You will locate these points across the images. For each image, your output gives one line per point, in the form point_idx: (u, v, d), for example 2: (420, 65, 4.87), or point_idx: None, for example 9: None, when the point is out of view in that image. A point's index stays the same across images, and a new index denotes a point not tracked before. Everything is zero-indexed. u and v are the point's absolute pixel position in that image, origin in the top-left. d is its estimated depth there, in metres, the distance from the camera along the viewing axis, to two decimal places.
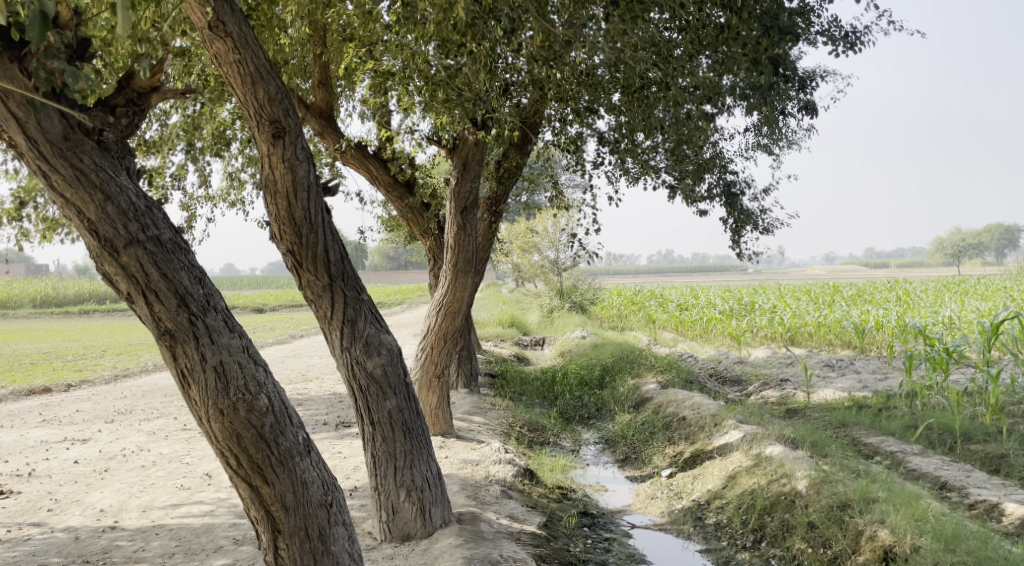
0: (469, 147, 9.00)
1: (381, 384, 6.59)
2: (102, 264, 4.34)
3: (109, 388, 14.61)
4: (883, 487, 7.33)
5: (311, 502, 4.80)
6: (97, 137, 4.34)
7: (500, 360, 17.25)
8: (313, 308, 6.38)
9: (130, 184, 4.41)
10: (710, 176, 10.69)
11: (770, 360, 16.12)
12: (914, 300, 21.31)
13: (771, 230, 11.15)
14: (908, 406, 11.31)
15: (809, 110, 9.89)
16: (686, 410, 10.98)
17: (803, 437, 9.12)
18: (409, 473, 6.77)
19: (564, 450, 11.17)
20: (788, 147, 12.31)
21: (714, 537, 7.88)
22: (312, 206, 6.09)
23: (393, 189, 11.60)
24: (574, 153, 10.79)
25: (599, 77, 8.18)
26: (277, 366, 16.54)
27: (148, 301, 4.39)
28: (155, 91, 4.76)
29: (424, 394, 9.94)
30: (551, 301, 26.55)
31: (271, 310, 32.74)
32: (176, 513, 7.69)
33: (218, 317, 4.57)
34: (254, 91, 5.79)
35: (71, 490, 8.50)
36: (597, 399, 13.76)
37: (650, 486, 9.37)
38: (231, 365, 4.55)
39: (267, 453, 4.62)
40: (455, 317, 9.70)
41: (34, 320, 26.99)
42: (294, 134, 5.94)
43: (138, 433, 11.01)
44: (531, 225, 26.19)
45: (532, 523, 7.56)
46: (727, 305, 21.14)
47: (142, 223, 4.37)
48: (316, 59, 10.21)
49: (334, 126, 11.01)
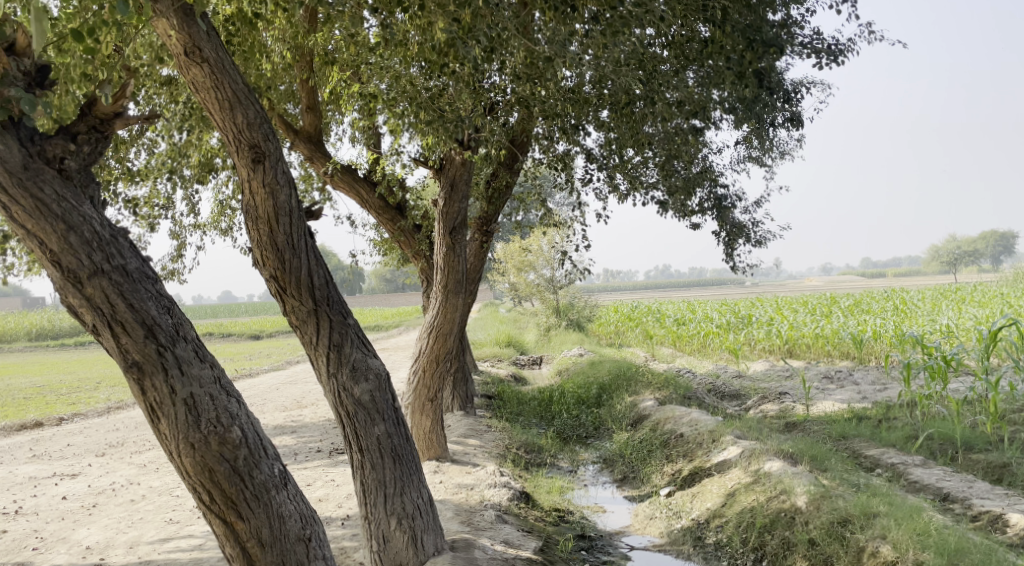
0: (456, 167, 8.97)
1: (368, 411, 6.45)
2: (66, 296, 4.24)
3: (102, 420, 14.43)
4: (884, 501, 7.19)
5: (289, 536, 4.66)
6: (58, 166, 4.29)
7: (497, 381, 17.08)
8: (297, 334, 6.25)
9: (95, 214, 4.31)
10: (700, 190, 10.62)
11: (768, 374, 15.96)
12: (911, 309, 21.21)
13: (764, 242, 11.06)
14: (908, 416, 11.19)
15: (796, 122, 9.81)
16: (684, 427, 10.84)
17: (803, 452, 8.97)
18: (400, 500, 6.64)
19: (562, 471, 11.03)
20: (780, 158, 12.26)
21: (714, 557, 7.73)
22: (294, 231, 5.98)
23: (384, 212, 11.53)
24: (564, 171, 10.75)
25: (586, 94, 8.15)
26: (273, 393, 16.38)
27: (115, 332, 4.28)
28: (119, 117, 4.65)
29: (417, 418, 9.77)
30: (548, 320, 26.45)
31: (268, 337, 32.58)
32: (164, 548, 7.53)
33: (188, 347, 4.45)
34: (232, 116, 5.69)
35: (58, 527, 8.33)
36: (595, 417, 13.59)
37: (648, 506, 9.22)
38: (202, 398, 4.43)
39: (241, 487, 4.50)
40: (447, 339, 9.56)
41: (30, 353, 26.85)
42: (274, 158, 5.85)
43: (130, 465, 10.85)
44: (525, 245, 26.13)
45: (527, 548, 7.42)
46: (725, 319, 21.01)
47: (107, 252, 4.28)
48: (303, 83, 10.15)
49: (323, 150, 10.89)
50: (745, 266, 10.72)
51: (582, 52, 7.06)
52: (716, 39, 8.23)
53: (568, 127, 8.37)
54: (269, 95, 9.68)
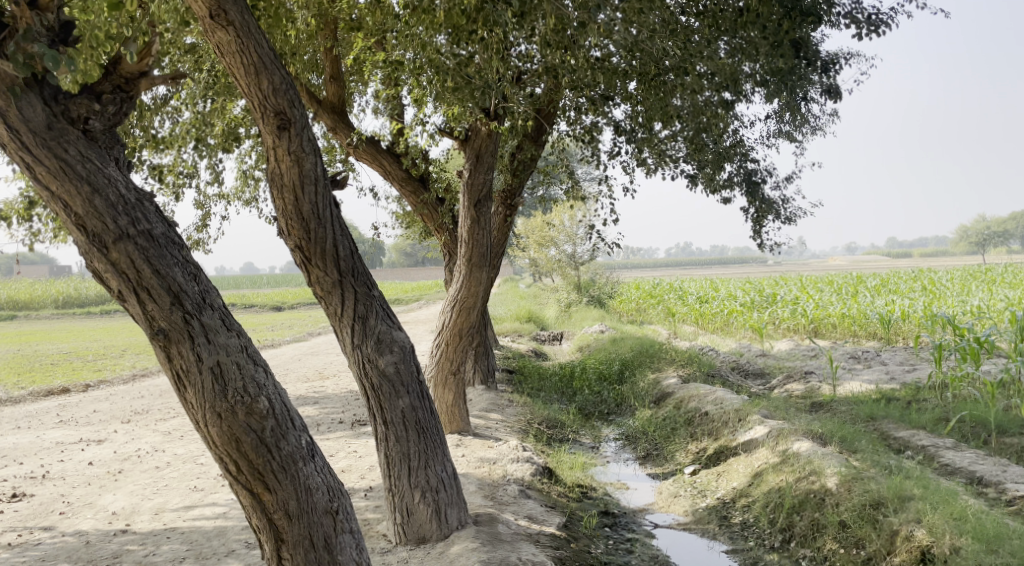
0: (482, 139, 8.80)
1: (393, 383, 6.37)
2: (92, 261, 4.16)
3: (127, 387, 14.51)
4: (918, 484, 7.04)
5: (316, 509, 4.59)
6: (82, 126, 4.19)
7: (518, 356, 17.01)
8: (322, 305, 6.16)
9: (120, 176, 4.23)
10: (730, 164, 10.42)
11: (793, 353, 15.75)
12: (939, 289, 20.93)
13: (794, 219, 10.86)
14: (939, 398, 11.03)
15: (832, 95, 9.55)
16: (708, 405, 10.70)
17: (832, 433, 8.84)
18: (424, 474, 6.57)
19: (584, 447, 10.95)
20: (812, 133, 12.00)
21: (740, 537, 7.66)
22: (319, 200, 5.87)
23: (407, 184, 11.41)
24: (590, 144, 10.58)
25: (614, 63, 7.93)
26: (294, 364, 16.41)
27: (140, 298, 4.20)
28: (144, 77, 4.50)
29: (440, 391, 9.70)
30: (569, 296, 26.39)
31: (289, 308, 32.70)
32: (188, 516, 7.53)
33: (215, 315, 4.36)
34: (258, 81, 5.56)
35: (85, 492, 8.35)
36: (617, 393, 13.47)
37: (672, 484, 9.17)
38: (229, 366, 4.34)
39: (268, 458, 4.42)
40: (471, 313, 9.44)
41: (57, 320, 27.16)
42: (300, 125, 5.73)
43: (154, 433, 10.88)
44: (547, 220, 26.16)
45: (551, 524, 7.34)
46: (749, 297, 20.79)
47: (132, 216, 4.19)
48: (328, 53, 9.98)
49: (346, 120, 10.75)
50: (774, 243, 10.54)
51: (615, 18, 6.86)
52: (752, 8, 8.00)
53: (596, 98, 8.19)
54: (293, 63, 9.54)
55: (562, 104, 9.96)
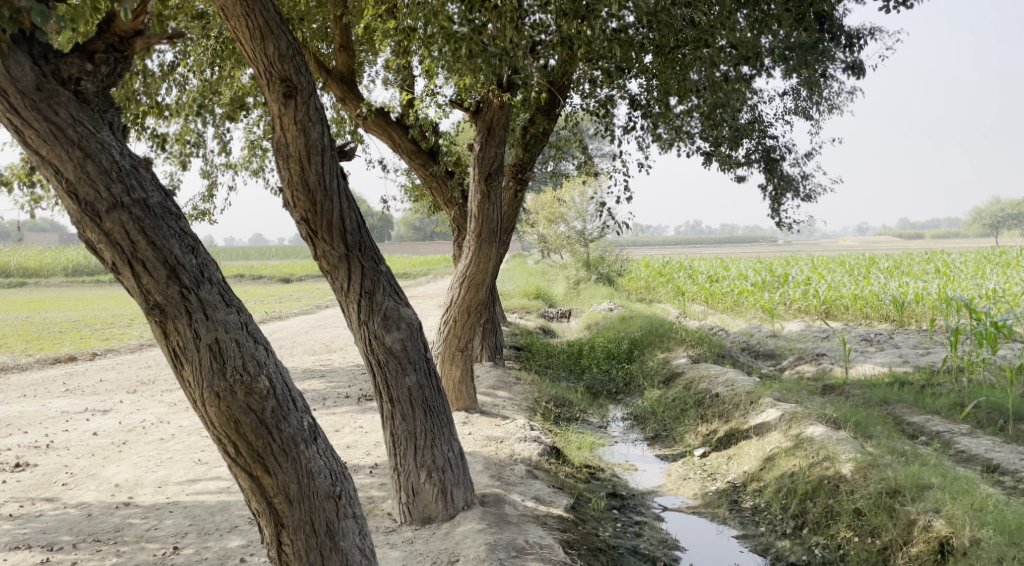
0: (494, 111, 8.54)
1: (400, 360, 6.23)
2: (85, 231, 4.01)
3: (134, 356, 14.44)
4: (936, 471, 6.89)
5: (317, 494, 4.45)
6: (74, 87, 4.02)
7: (526, 332, 16.86)
8: (328, 279, 5.99)
9: (114, 141, 4.06)
10: (748, 141, 10.20)
11: (804, 334, 15.54)
12: (953, 272, 20.68)
13: (812, 197, 10.63)
14: (953, 382, 10.86)
15: (856, 71, 9.30)
16: (719, 386, 10.52)
17: (846, 417, 8.68)
18: (430, 453, 6.43)
19: (592, 427, 10.81)
20: (829, 111, 11.74)
21: (751, 522, 7.56)
22: (325, 170, 5.67)
23: (416, 156, 11.20)
24: (604, 119, 10.35)
25: (630, 33, 7.66)
26: (301, 336, 16.31)
27: (135, 272, 4.04)
28: (139, 36, 4.34)
29: (447, 368, 9.53)
30: (578, 272, 26.25)
31: (298, 280, 32.58)
32: (192, 490, 7.41)
33: (213, 290, 4.20)
34: (263, 47, 5.36)
35: (88, 463, 8.26)
36: (626, 372, 13.32)
37: (681, 466, 9.06)
38: (228, 344, 4.19)
39: (269, 440, 4.27)
40: (480, 290, 9.26)
41: (67, 288, 27.17)
42: (307, 93, 5.54)
43: (160, 404, 10.78)
44: (558, 196, 26.01)
45: (559, 506, 7.20)
46: (760, 277, 20.56)
47: (127, 184, 4.03)
48: (337, 21, 9.72)
49: (356, 91, 10.51)
50: (791, 222, 10.32)
51: None
52: None
53: (611, 70, 7.93)
54: (302, 30, 9.28)
55: (577, 76, 9.73)
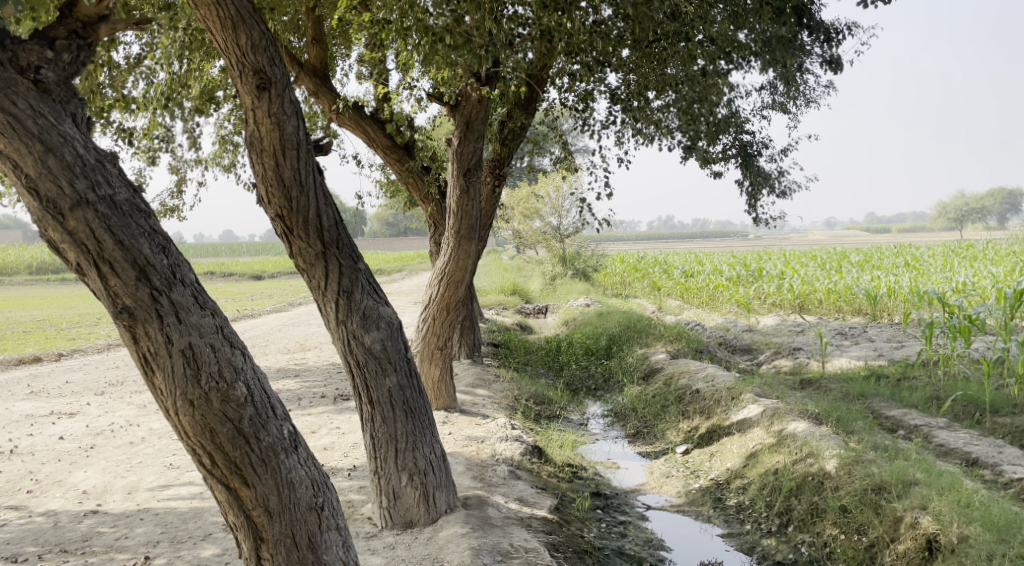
0: (473, 105, 8.34)
1: (379, 360, 6.04)
2: (46, 230, 3.79)
3: (101, 357, 14.09)
4: (921, 467, 6.83)
5: (299, 505, 4.27)
6: (34, 76, 3.82)
7: (503, 329, 16.72)
8: (305, 278, 5.79)
9: (77, 134, 3.86)
10: (724, 136, 10.12)
11: (779, 329, 15.50)
12: (923, 265, 20.82)
13: (789, 193, 10.58)
14: (928, 375, 10.86)
15: (834, 65, 9.22)
16: (699, 382, 10.43)
17: (827, 413, 8.61)
18: (412, 456, 6.25)
19: (572, 424, 10.67)
20: (805, 106, 11.68)
21: (736, 521, 7.46)
22: (302, 165, 5.47)
23: (391, 151, 11.00)
24: (583, 113, 10.20)
25: (607, 25, 7.48)
26: (275, 335, 16.02)
27: (102, 273, 3.83)
28: (103, 21, 4.23)
29: (426, 367, 9.33)
30: (554, 269, 26.19)
31: (269, 277, 32.15)
32: (163, 496, 7.18)
33: (186, 292, 4.00)
34: (235, 37, 5.14)
35: (54, 469, 7.99)
36: (605, 369, 13.22)
37: (664, 464, 8.96)
38: (202, 349, 3.99)
39: (247, 451, 4.08)
40: (459, 287, 9.09)
41: (30, 286, 26.62)
42: (281, 85, 5.33)
43: (129, 406, 10.50)
44: (533, 191, 25.88)
45: (543, 507, 7.06)
46: (734, 272, 20.52)
47: (92, 179, 3.82)
48: (309, 13, 9.47)
49: (329, 85, 10.30)
50: (768, 217, 10.27)
51: None
52: None
53: (590, 64, 7.73)
54: (273, 22, 9.01)
55: (556, 68, 9.56)
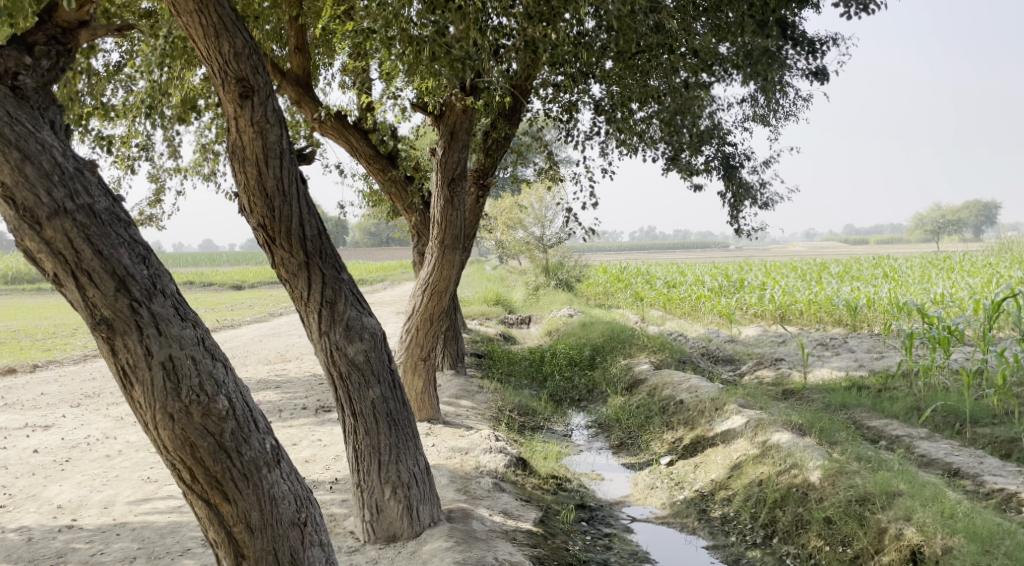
0: (456, 115, 8.31)
1: (363, 372, 5.98)
2: (23, 239, 3.72)
3: (78, 369, 13.89)
4: (904, 478, 6.83)
5: (281, 521, 4.20)
6: (11, 82, 3.79)
7: (486, 339, 16.65)
8: (287, 288, 5.72)
9: (56, 141, 3.79)
10: (707, 147, 10.14)
11: (761, 339, 15.53)
12: (902, 276, 20.96)
13: (771, 205, 10.62)
14: (909, 386, 10.89)
15: (816, 77, 9.25)
16: (683, 393, 10.41)
17: (810, 424, 8.61)
18: (395, 469, 6.18)
19: (555, 435, 10.62)
20: (786, 118, 11.73)
21: (721, 532, 7.42)
22: (284, 174, 5.42)
23: (374, 161, 10.94)
24: (567, 123, 10.19)
25: (590, 35, 7.46)
26: (255, 345, 15.88)
27: (80, 284, 3.75)
28: (84, 27, 4.20)
29: (410, 378, 9.26)
30: (537, 279, 26.17)
31: (249, 287, 31.90)
32: (140, 510, 7.07)
33: (166, 303, 3.93)
34: (218, 45, 5.08)
35: (28, 483, 7.84)
36: (589, 379, 13.18)
37: (648, 475, 8.92)
38: (183, 361, 3.92)
39: (228, 465, 4.01)
40: (443, 298, 9.03)
41: (5, 297, 26.28)
42: (264, 94, 5.28)
43: (106, 419, 10.34)
44: (516, 202, 25.85)
45: (527, 519, 7.01)
46: (716, 282, 20.57)
47: (71, 188, 3.75)
48: (292, 23, 9.40)
49: (312, 94, 10.24)
50: (750, 229, 10.29)
51: None
52: None
53: (574, 74, 7.70)
54: (255, 31, 8.94)
55: (541, 78, 9.55)
